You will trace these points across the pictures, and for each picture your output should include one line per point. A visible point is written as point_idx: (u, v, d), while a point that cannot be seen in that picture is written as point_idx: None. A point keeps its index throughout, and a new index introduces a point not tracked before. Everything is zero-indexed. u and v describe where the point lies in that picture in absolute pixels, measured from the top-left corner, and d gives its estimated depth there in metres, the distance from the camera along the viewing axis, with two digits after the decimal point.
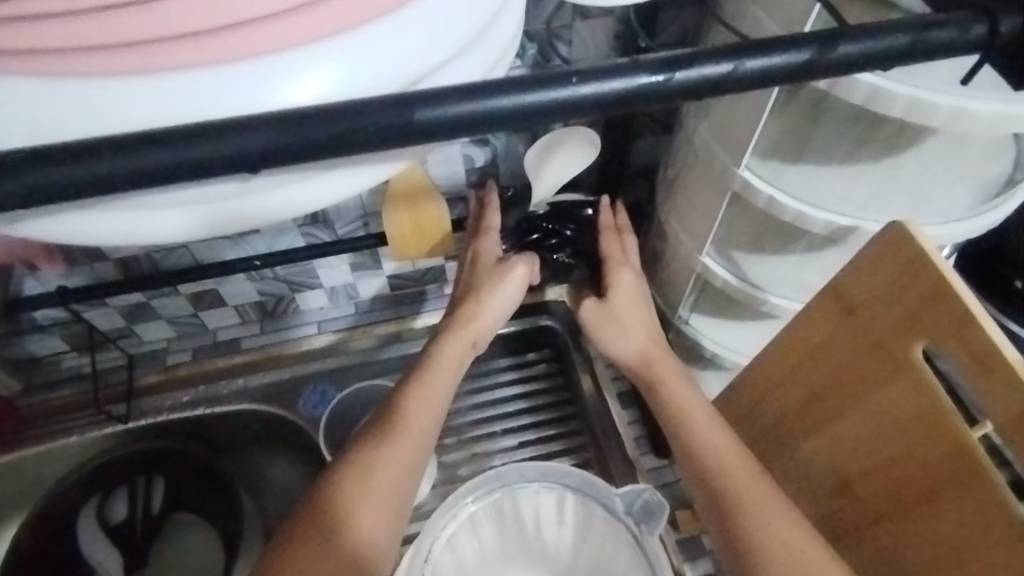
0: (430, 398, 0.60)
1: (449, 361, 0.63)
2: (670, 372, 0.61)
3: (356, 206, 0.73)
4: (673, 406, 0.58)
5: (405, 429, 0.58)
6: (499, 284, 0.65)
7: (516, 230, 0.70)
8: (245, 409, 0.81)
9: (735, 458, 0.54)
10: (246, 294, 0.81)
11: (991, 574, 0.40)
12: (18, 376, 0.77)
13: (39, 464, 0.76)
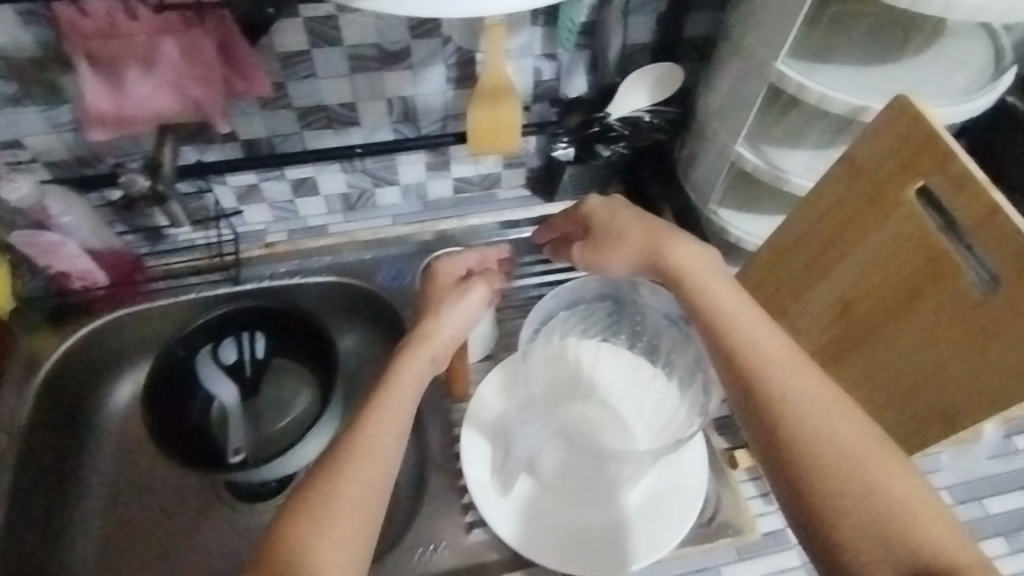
0: (388, 416, 0.57)
1: (411, 373, 0.62)
2: (698, 265, 0.61)
3: (441, 107, 0.85)
4: (703, 297, 0.59)
5: (364, 444, 0.55)
6: (456, 301, 0.69)
7: (579, 127, 0.85)
8: (329, 280, 0.94)
9: (788, 359, 0.53)
10: (338, 184, 0.94)
11: (967, 330, 0.54)
12: (145, 241, 0.91)
13: (156, 318, 0.89)
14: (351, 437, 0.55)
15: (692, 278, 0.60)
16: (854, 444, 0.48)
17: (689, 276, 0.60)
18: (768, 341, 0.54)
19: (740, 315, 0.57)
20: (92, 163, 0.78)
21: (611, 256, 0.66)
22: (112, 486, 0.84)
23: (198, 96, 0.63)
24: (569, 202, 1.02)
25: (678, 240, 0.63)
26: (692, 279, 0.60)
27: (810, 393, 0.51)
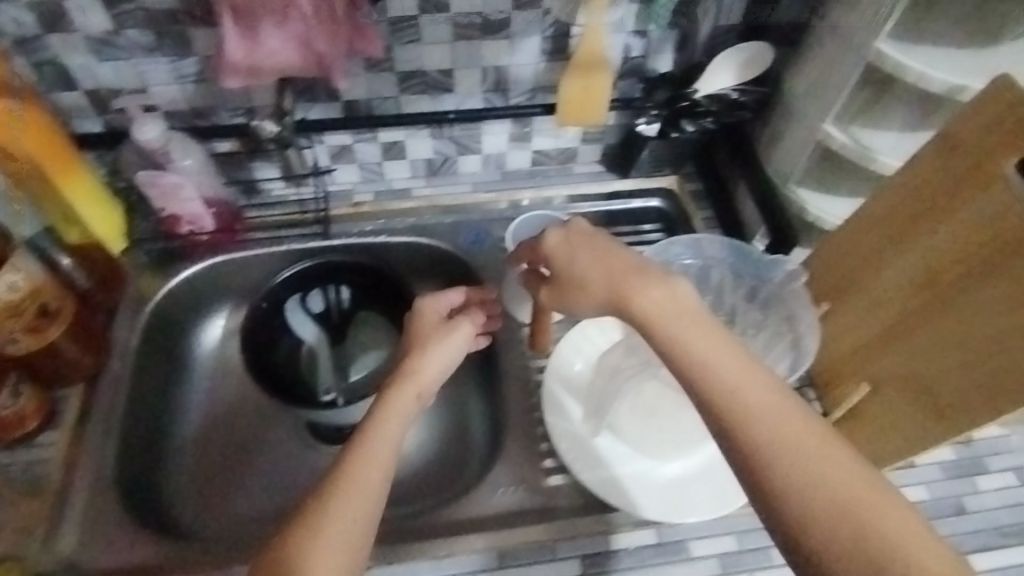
0: (377, 449, 0.57)
1: (391, 420, 0.60)
2: (640, 287, 0.56)
3: (531, 78, 0.88)
4: (659, 331, 0.53)
5: (343, 500, 0.53)
6: (443, 339, 0.70)
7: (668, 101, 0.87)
8: (413, 239, 0.99)
9: (761, 400, 0.48)
10: (425, 150, 0.98)
11: None
12: (242, 194, 0.96)
13: (249, 266, 0.94)
14: (338, 482, 0.54)
15: (643, 311, 0.55)
16: (841, 486, 0.44)
17: (631, 299, 0.56)
18: (750, 383, 0.49)
19: (695, 343, 0.52)
20: (206, 115, 0.84)
21: (569, 295, 0.62)
22: (206, 421, 0.89)
23: (322, 53, 0.68)
24: (642, 179, 1.05)
25: (644, 277, 0.56)
26: (667, 317, 0.53)
27: (788, 436, 0.46)
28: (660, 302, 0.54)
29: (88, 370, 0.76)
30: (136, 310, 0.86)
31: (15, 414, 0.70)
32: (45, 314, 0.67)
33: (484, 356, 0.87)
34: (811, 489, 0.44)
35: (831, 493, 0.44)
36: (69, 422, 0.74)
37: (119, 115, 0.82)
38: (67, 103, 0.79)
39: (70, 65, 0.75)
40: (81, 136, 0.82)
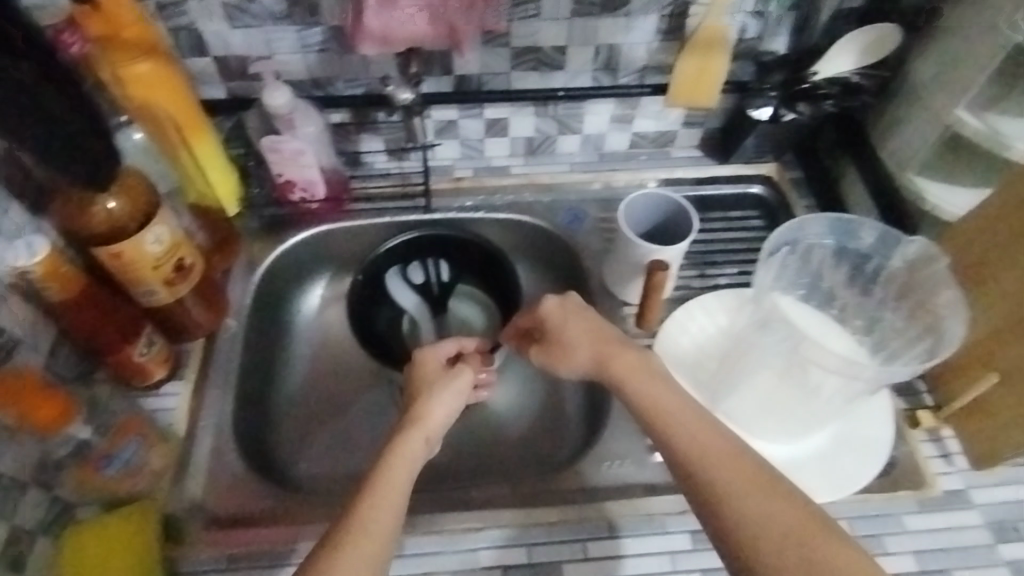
0: (395, 478, 0.63)
1: (406, 457, 0.65)
2: (624, 364, 0.67)
3: (642, 56, 0.88)
4: (647, 402, 0.64)
5: (366, 521, 0.58)
6: (445, 387, 0.75)
7: (784, 85, 0.87)
8: (511, 218, 1.00)
9: (718, 455, 0.58)
10: (526, 129, 0.99)
11: None
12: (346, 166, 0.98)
13: (351, 235, 0.96)
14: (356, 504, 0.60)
15: (628, 381, 0.66)
16: (786, 524, 0.53)
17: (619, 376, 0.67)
18: (707, 437, 0.59)
19: (676, 414, 0.62)
20: (322, 86, 0.86)
21: (557, 360, 0.73)
22: (309, 383, 0.92)
23: (455, 22, 0.68)
24: (741, 165, 1.03)
25: (623, 349, 0.69)
26: (628, 381, 0.66)
27: (736, 484, 0.55)
28: (648, 385, 0.65)
29: (209, 327, 0.80)
30: (249, 271, 0.89)
31: (147, 362, 0.71)
32: (181, 269, 0.69)
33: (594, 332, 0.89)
34: (751, 518, 0.53)
35: (765, 524, 0.53)
36: (191, 375, 0.78)
37: (244, 83, 0.85)
38: (198, 69, 0.82)
39: (204, 32, 0.78)
40: (208, 103, 0.86)
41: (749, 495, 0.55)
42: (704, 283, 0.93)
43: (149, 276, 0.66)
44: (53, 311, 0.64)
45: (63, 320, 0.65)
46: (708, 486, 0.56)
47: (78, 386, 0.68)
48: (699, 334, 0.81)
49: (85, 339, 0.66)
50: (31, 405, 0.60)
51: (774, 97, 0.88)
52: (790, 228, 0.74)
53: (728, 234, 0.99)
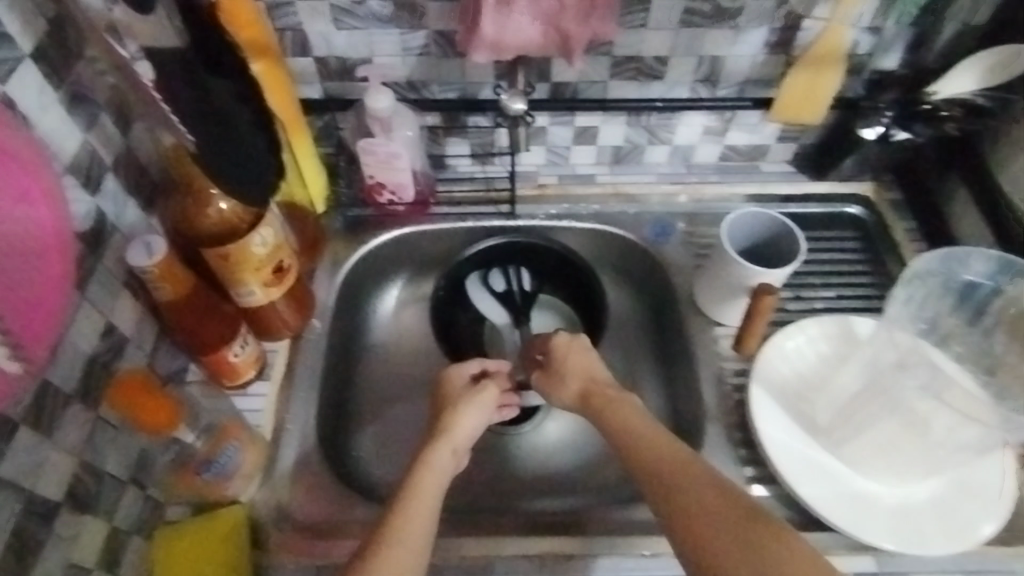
0: (429, 482, 0.66)
1: (436, 464, 0.68)
2: (608, 392, 0.74)
3: (746, 69, 0.85)
4: (615, 424, 0.69)
5: (409, 522, 0.61)
6: (470, 397, 0.77)
7: (901, 104, 0.84)
8: (596, 227, 0.97)
9: (670, 461, 0.62)
10: (615, 137, 0.95)
11: None
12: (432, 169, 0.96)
13: (434, 239, 0.95)
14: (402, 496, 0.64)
15: (605, 408, 0.72)
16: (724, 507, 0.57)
17: (599, 402, 0.73)
18: (656, 446, 0.64)
19: (638, 430, 0.67)
20: (417, 89, 0.85)
21: (552, 391, 0.78)
22: (388, 388, 0.91)
23: (569, 31, 0.66)
24: (837, 183, 0.99)
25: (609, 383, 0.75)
26: (603, 408, 0.72)
27: (682, 479, 0.60)
28: (626, 410, 0.70)
29: (295, 327, 0.80)
30: (334, 272, 0.89)
31: (241, 362, 0.71)
32: (279, 271, 0.69)
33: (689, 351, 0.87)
34: (717, 526, 0.56)
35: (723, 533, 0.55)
36: (278, 377, 0.78)
37: (342, 83, 0.84)
38: (298, 67, 0.82)
39: (309, 31, 0.78)
40: (305, 102, 0.85)
41: (691, 481, 0.60)
42: (801, 306, 0.91)
43: (249, 275, 0.65)
44: (157, 308, 0.64)
45: (167, 318, 0.64)
46: (663, 483, 0.61)
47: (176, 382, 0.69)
48: (800, 362, 0.81)
49: (185, 339, 0.66)
50: (140, 407, 0.60)
51: (889, 117, 0.84)
52: (918, 262, 0.71)
53: (820, 257, 0.95)
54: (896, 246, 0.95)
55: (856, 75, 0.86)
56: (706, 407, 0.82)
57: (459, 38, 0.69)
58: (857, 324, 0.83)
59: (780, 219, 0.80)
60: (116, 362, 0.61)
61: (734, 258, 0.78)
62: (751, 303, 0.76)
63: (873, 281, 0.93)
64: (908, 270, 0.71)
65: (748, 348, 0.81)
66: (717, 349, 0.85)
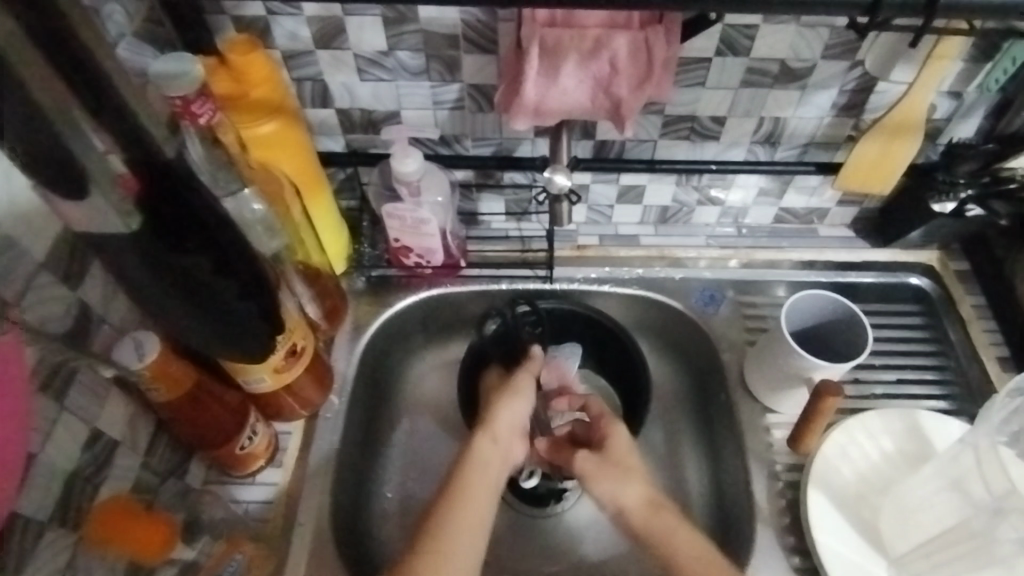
0: (470, 512, 0.64)
1: (482, 458, 0.68)
2: (668, 518, 0.65)
3: (810, 132, 0.77)
4: (659, 537, 0.64)
5: (448, 555, 0.61)
6: (517, 395, 0.73)
7: (983, 182, 0.75)
8: (640, 293, 0.88)
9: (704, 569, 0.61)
10: (663, 197, 0.87)
11: None
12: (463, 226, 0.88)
13: (463, 304, 0.87)
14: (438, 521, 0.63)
15: (651, 517, 0.65)
16: None
17: (655, 519, 0.65)
18: (688, 548, 0.63)
19: (667, 529, 0.64)
20: (449, 143, 0.78)
21: (609, 483, 0.67)
22: (404, 462, 0.83)
23: (621, 99, 0.59)
24: (900, 251, 0.88)
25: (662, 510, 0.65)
26: (653, 518, 0.65)
27: None
28: (679, 531, 0.64)
29: (311, 405, 0.73)
30: (355, 339, 0.82)
31: (250, 452, 0.67)
32: (292, 355, 0.66)
33: (737, 442, 0.78)
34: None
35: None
36: (290, 462, 0.72)
37: (365, 135, 0.77)
38: (319, 120, 0.76)
39: (331, 83, 0.71)
40: (325, 156, 0.78)
41: None
42: (858, 392, 0.81)
43: (257, 365, 0.63)
44: (157, 408, 0.60)
45: (164, 414, 0.60)
46: None
47: (171, 479, 0.64)
48: (861, 460, 0.72)
49: (190, 434, 0.62)
50: (128, 538, 0.53)
51: (971, 194, 0.76)
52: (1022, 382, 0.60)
53: (880, 334, 0.85)
54: (963, 322, 0.84)
55: (932, 141, 0.77)
56: (756, 507, 0.72)
57: (497, 100, 0.62)
58: (923, 418, 0.73)
59: (844, 302, 0.71)
60: (100, 477, 0.56)
61: (792, 348, 0.70)
62: (812, 402, 0.68)
63: (939, 364, 0.82)
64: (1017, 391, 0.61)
65: (807, 447, 0.72)
66: (770, 441, 0.76)
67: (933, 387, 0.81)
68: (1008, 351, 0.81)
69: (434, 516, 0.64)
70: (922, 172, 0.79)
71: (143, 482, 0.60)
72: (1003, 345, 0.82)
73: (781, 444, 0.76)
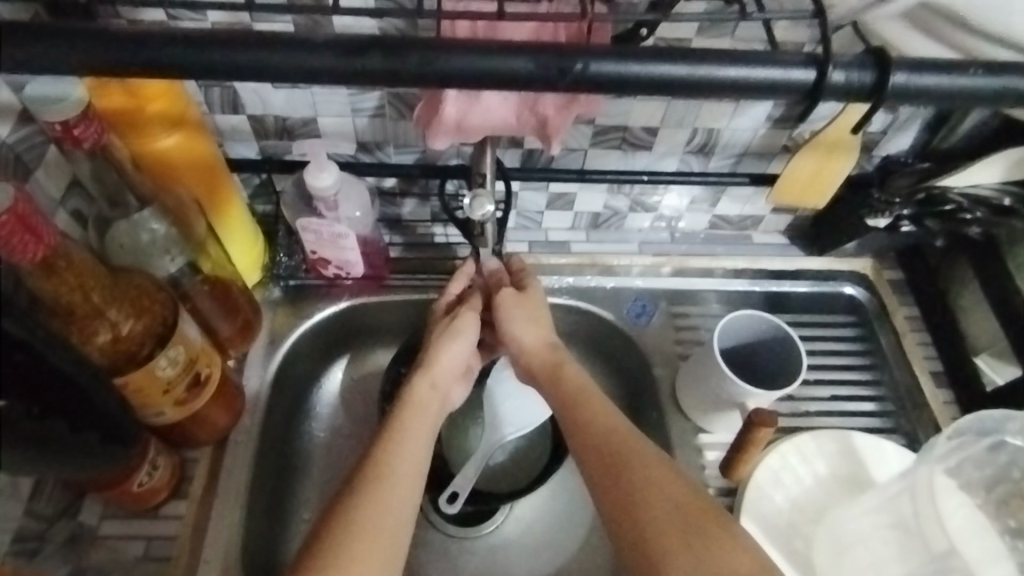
0: (409, 458, 0.60)
1: (419, 401, 0.66)
2: (562, 366, 0.68)
3: (743, 143, 0.75)
4: (554, 365, 0.68)
5: (371, 521, 0.54)
6: (450, 331, 0.71)
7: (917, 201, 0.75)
8: (569, 304, 0.84)
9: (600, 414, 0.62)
10: (595, 203, 0.83)
11: None
12: (385, 233, 0.83)
13: (385, 313, 0.82)
14: (370, 481, 0.57)
15: (549, 357, 0.69)
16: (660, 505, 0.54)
17: (558, 368, 0.68)
18: (602, 415, 0.62)
19: (585, 399, 0.64)
20: (371, 150, 0.73)
21: (519, 322, 0.70)
22: (323, 488, 0.78)
23: (547, 117, 0.56)
24: (833, 259, 0.86)
25: (561, 363, 0.68)
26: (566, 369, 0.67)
27: (616, 449, 0.59)
28: (575, 379, 0.66)
29: (218, 432, 0.69)
30: (269, 354, 0.76)
31: (149, 488, 0.63)
32: (196, 384, 0.62)
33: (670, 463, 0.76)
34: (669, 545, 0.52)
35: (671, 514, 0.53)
36: (195, 493, 0.67)
37: (280, 142, 0.72)
38: (228, 125, 0.70)
39: (241, 89, 0.66)
40: (233, 161, 0.73)
41: (621, 472, 0.57)
42: (792, 409, 0.79)
43: (159, 397, 0.59)
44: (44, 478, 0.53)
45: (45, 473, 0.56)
46: (620, 460, 0.58)
47: (60, 521, 0.62)
48: (793, 486, 0.71)
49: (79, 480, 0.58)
50: None
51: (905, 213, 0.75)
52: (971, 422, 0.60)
53: (812, 347, 0.83)
54: (896, 333, 0.82)
55: (865, 154, 0.77)
56: None
57: (418, 116, 0.59)
58: (858, 440, 0.73)
59: (770, 317, 0.71)
60: None
61: (722, 372, 0.69)
62: (745, 430, 0.67)
63: (872, 379, 0.81)
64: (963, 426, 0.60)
65: (740, 473, 0.71)
66: (702, 462, 0.75)
67: (871, 405, 0.80)
68: (939, 365, 0.81)
69: (374, 458, 0.59)
70: (855, 185, 0.78)
71: (26, 527, 0.58)
72: (936, 359, 0.81)
73: (713, 466, 0.75)
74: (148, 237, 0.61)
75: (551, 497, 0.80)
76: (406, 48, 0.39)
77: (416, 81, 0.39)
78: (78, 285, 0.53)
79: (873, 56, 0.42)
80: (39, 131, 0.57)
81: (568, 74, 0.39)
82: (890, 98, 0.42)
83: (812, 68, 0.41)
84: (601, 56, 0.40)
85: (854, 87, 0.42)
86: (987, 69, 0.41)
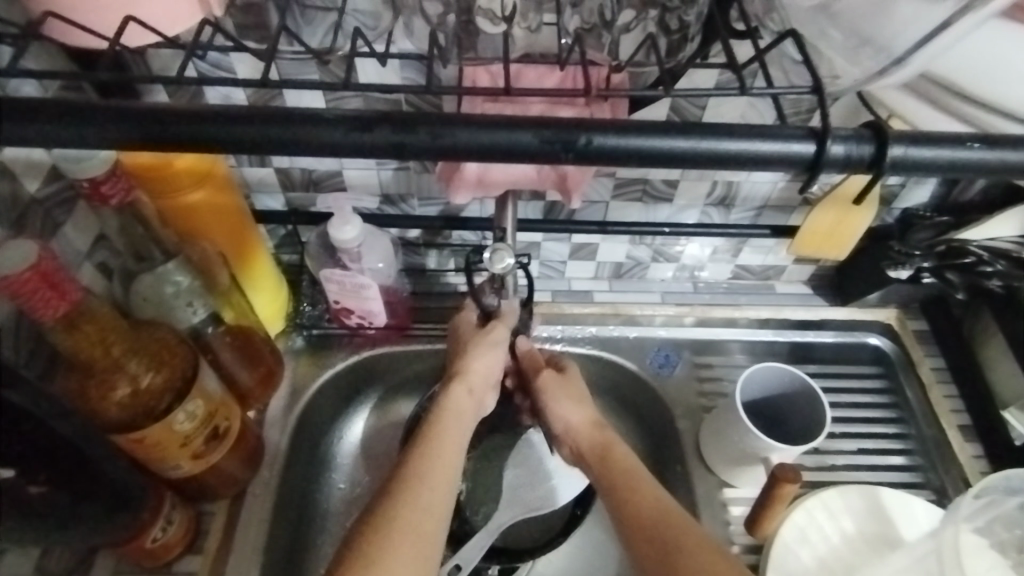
0: (440, 465, 0.59)
1: (453, 408, 0.64)
2: (617, 448, 0.65)
3: (762, 195, 0.76)
4: (607, 443, 0.65)
5: (404, 520, 0.54)
6: (488, 346, 0.69)
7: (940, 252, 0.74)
8: (591, 353, 0.84)
9: (642, 485, 0.60)
10: (617, 253, 0.83)
11: None
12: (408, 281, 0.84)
13: (406, 361, 0.82)
14: (400, 488, 0.56)
15: (598, 432, 0.67)
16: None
17: (610, 448, 0.65)
18: (641, 499, 0.59)
19: (642, 477, 0.61)
20: (395, 203, 0.74)
21: (566, 402, 0.69)
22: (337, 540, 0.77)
23: (567, 173, 0.57)
24: (857, 308, 0.84)
25: (611, 443, 0.65)
26: (615, 447, 0.65)
27: (662, 529, 0.56)
28: (626, 459, 0.63)
29: (234, 485, 0.69)
30: (291, 405, 0.76)
31: (163, 543, 0.63)
32: (214, 437, 0.63)
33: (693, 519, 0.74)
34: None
35: None
36: (209, 548, 0.67)
37: (305, 193, 0.74)
38: (254, 179, 0.72)
39: None
40: (259, 213, 0.74)
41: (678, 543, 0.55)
42: (817, 462, 0.77)
43: (176, 451, 0.59)
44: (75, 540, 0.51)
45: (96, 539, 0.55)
46: (674, 541, 0.55)
47: None
48: (822, 545, 0.69)
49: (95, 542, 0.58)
50: None
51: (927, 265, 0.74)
52: (1004, 480, 0.58)
53: (836, 399, 0.81)
54: (923, 385, 0.80)
55: (886, 207, 0.77)
56: None
57: (440, 168, 0.60)
58: (886, 498, 0.71)
59: (792, 370, 0.70)
60: None
61: (747, 426, 0.68)
62: (769, 486, 0.65)
63: (901, 433, 0.79)
64: (997, 482, 0.58)
65: (764, 531, 0.69)
66: (728, 518, 0.73)
67: (900, 459, 0.77)
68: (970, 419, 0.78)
69: (409, 472, 0.58)
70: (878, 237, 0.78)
71: None
72: (964, 412, 0.79)
73: (738, 522, 0.73)
74: (172, 289, 0.62)
75: (571, 551, 0.79)
76: (413, 122, 0.38)
77: (425, 157, 0.39)
78: (99, 339, 0.54)
79: (871, 128, 0.41)
80: (68, 187, 0.59)
81: (572, 149, 0.39)
82: (892, 173, 0.40)
83: (811, 140, 0.39)
84: (611, 131, 0.39)
85: (852, 160, 0.40)
86: (985, 142, 0.39)
